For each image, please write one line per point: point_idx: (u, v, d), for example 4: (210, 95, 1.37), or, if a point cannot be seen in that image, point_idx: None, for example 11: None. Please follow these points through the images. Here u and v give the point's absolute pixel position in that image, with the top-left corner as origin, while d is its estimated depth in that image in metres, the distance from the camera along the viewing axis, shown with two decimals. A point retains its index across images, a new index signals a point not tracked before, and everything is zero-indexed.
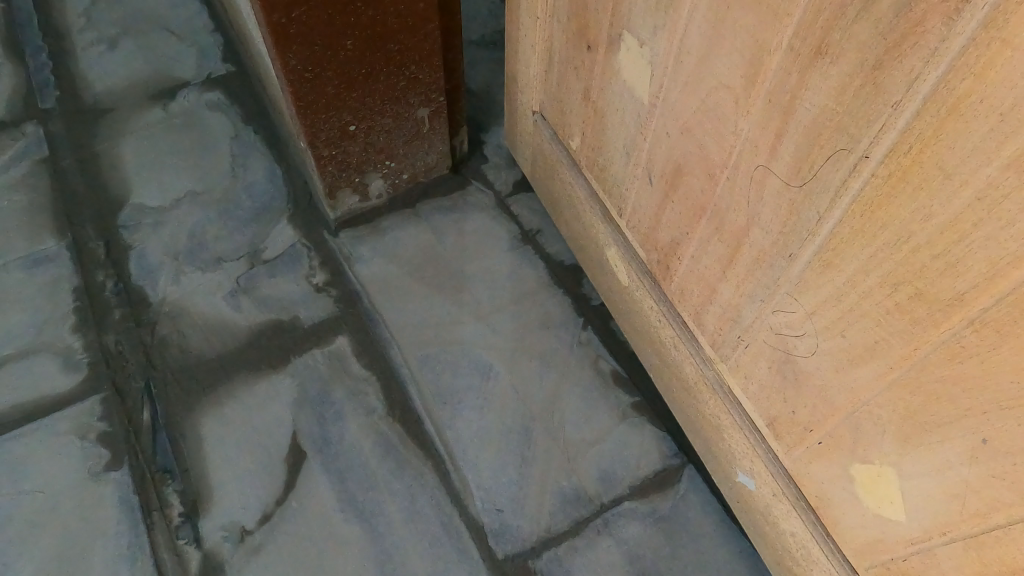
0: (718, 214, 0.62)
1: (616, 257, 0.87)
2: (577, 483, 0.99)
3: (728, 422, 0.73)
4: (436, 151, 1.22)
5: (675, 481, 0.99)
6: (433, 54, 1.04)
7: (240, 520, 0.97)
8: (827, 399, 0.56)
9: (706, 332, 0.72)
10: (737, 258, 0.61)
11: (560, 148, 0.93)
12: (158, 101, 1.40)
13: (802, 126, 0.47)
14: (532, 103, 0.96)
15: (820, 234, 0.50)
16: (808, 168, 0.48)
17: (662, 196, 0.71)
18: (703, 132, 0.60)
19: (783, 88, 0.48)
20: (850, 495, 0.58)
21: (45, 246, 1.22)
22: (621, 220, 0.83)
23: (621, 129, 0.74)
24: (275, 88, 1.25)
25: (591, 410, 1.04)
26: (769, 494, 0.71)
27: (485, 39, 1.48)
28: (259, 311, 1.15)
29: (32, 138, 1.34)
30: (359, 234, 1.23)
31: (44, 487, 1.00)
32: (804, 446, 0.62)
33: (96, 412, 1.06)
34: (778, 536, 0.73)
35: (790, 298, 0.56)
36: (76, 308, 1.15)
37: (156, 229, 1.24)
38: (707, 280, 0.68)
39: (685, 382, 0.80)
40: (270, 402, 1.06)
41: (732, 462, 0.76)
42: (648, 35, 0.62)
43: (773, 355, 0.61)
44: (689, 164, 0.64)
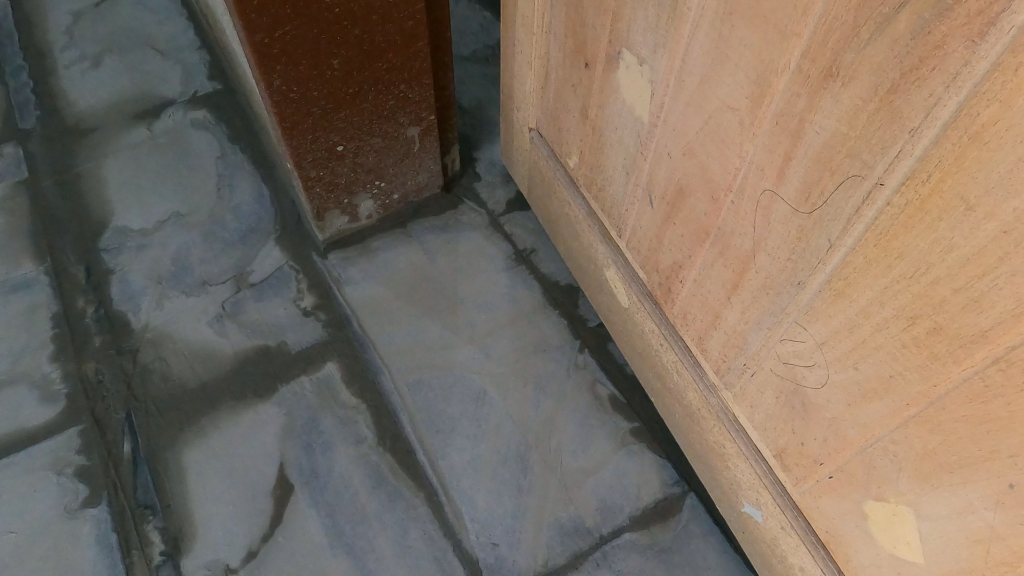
0: (722, 237, 0.60)
1: (615, 279, 0.85)
2: (575, 514, 0.96)
3: (733, 451, 0.71)
4: (427, 170, 1.20)
5: (677, 510, 0.96)
6: (422, 73, 1.02)
7: (224, 558, 0.93)
8: (838, 432, 0.54)
9: (709, 358, 0.70)
10: (742, 284, 0.59)
11: (557, 167, 0.91)
12: (143, 121, 1.38)
13: (811, 150, 0.46)
14: (528, 120, 0.94)
15: (831, 262, 0.48)
16: (818, 193, 0.47)
17: (663, 218, 0.69)
18: (706, 153, 0.58)
19: (792, 110, 0.46)
20: (863, 532, 0.56)
21: (23, 272, 1.18)
22: (620, 241, 0.82)
23: (620, 149, 0.73)
24: (262, 107, 1.22)
25: (589, 436, 1.02)
26: (777, 527, 0.68)
27: (477, 55, 1.47)
28: (246, 337, 1.12)
29: (12, 160, 1.31)
30: (348, 256, 1.20)
31: (18, 525, 0.96)
32: (813, 479, 0.60)
33: (74, 445, 1.02)
34: (786, 570, 0.70)
35: (799, 326, 0.54)
36: (54, 336, 1.12)
37: (139, 253, 1.21)
38: (710, 305, 0.66)
39: (688, 408, 0.78)
40: (258, 433, 1.03)
41: (737, 492, 0.74)
42: (648, 53, 0.60)
43: (781, 385, 0.59)
44: (692, 186, 0.62)
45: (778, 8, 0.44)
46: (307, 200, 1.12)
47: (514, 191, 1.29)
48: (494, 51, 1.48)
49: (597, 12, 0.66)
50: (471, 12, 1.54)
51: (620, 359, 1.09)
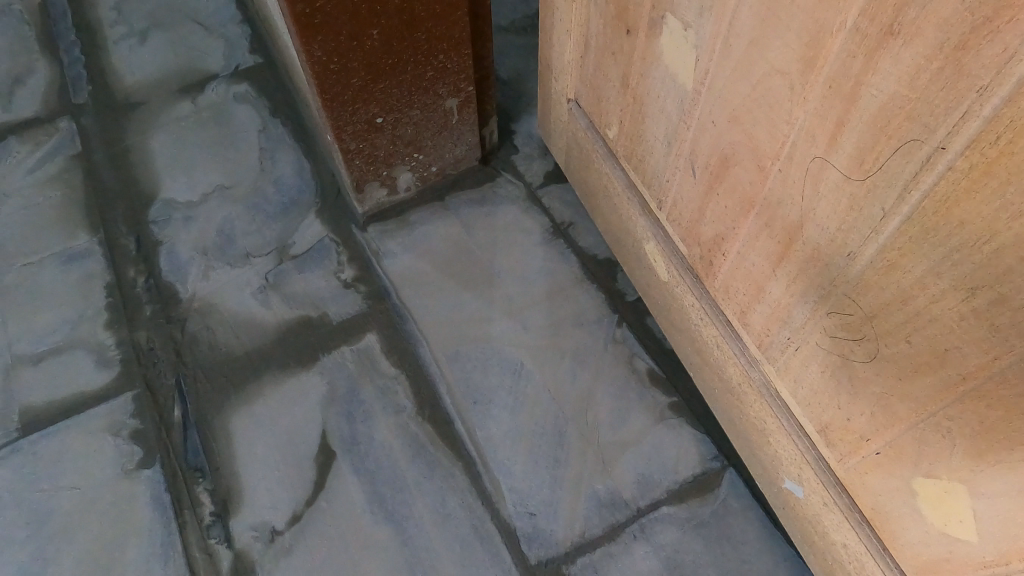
0: (768, 208, 0.58)
1: (655, 251, 0.84)
2: (612, 486, 0.96)
3: (775, 427, 0.70)
4: (465, 142, 1.20)
5: (715, 485, 0.96)
6: (462, 43, 1.01)
7: (271, 520, 0.97)
8: (887, 407, 0.52)
9: (752, 332, 0.69)
10: (789, 256, 0.57)
11: (596, 137, 0.90)
12: (188, 95, 1.40)
13: (867, 115, 0.44)
14: (567, 90, 0.93)
15: (885, 232, 0.46)
16: (873, 159, 0.45)
17: (706, 188, 0.67)
18: (754, 120, 0.56)
19: (847, 72, 0.44)
20: (912, 510, 0.55)
21: (78, 243, 1.23)
22: (661, 212, 0.80)
23: (662, 118, 0.71)
24: (302, 79, 1.23)
25: (626, 409, 1.02)
26: (819, 503, 0.67)
27: (515, 26, 1.45)
28: (288, 307, 1.14)
29: (66, 134, 1.35)
30: (387, 229, 1.21)
31: (79, 483, 1.01)
32: (859, 456, 0.58)
33: (128, 409, 1.06)
34: (828, 547, 0.69)
35: (848, 299, 0.52)
36: (108, 305, 1.16)
37: (186, 225, 1.24)
38: (754, 277, 0.64)
39: (728, 383, 0.77)
40: (300, 401, 1.05)
41: (778, 468, 0.73)
42: (693, 17, 0.59)
43: (826, 359, 0.58)
44: (737, 154, 0.60)
45: None
46: (347, 172, 1.12)
47: (552, 164, 1.28)
48: (532, 21, 1.46)
49: None
50: None
51: (658, 333, 1.08)
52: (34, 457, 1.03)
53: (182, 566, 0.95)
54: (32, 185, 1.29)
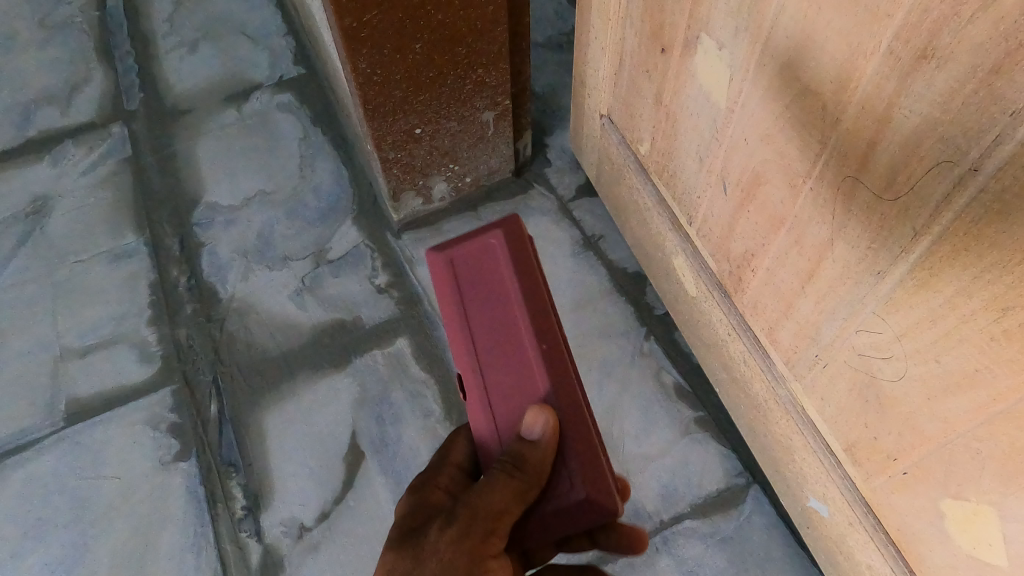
0: (798, 225, 0.58)
1: (684, 267, 0.84)
2: (636, 498, 0.97)
3: (801, 444, 0.70)
4: (499, 154, 1.22)
5: (740, 501, 0.96)
6: (500, 58, 1.03)
7: (300, 517, 1.00)
8: (915, 427, 0.52)
9: (780, 349, 0.69)
10: (818, 273, 0.58)
11: (628, 152, 0.91)
12: (233, 103, 1.45)
13: (899, 136, 0.44)
14: (600, 106, 0.94)
15: (915, 252, 0.47)
16: (905, 180, 0.45)
17: (737, 205, 0.68)
18: (786, 139, 0.57)
19: (880, 94, 0.45)
20: (940, 531, 0.54)
21: (125, 242, 1.28)
22: (691, 227, 0.81)
23: (694, 134, 0.72)
24: (343, 90, 1.27)
25: (652, 423, 1.02)
26: (844, 523, 0.67)
27: (552, 42, 1.47)
28: (322, 310, 1.17)
29: (118, 138, 1.41)
30: (420, 237, 1.24)
31: (119, 473, 1.05)
32: (886, 475, 0.58)
33: (167, 404, 1.10)
34: (851, 566, 0.69)
35: (877, 317, 0.52)
36: (151, 302, 1.20)
37: (228, 227, 1.28)
38: (783, 294, 0.65)
39: (754, 399, 0.77)
40: (331, 402, 1.08)
41: (803, 486, 0.73)
42: (728, 38, 0.60)
43: (854, 378, 0.57)
44: (769, 172, 0.60)
45: None
46: (384, 180, 1.15)
47: (584, 177, 1.29)
48: (568, 38, 1.48)
49: None
50: None
51: (686, 348, 1.08)
52: (78, 446, 1.07)
53: (213, 557, 0.99)
54: (85, 187, 1.35)
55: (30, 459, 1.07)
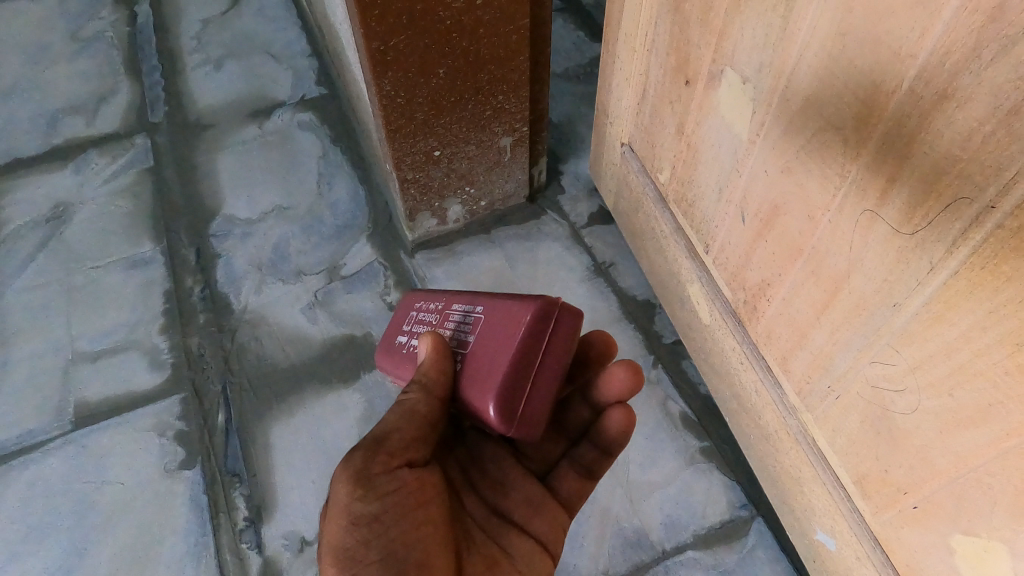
0: (815, 257, 0.59)
1: (698, 294, 0.85)
2: (639, 526, 0.98)
3: (810, 476, 0.70)
4: (514, 179, 1.24)
5: (743, 534, 0.96)
6: (520, 86, 1.05)
7: (301, 530, 1.00)
8: (928, 461, 0.52)
9: (792, 380, 0.69)
10: (834, 304, 0.58)
11: (647, 180, 0.92)
12: (256, 119, 1.48)
13: (918, 172, 0.45)
14: (621, 135, 0.96)
15: (931, 285, 0.47)
16: (924, 215, 0.46)
17: (754, 235, 0.69)
18: (806, 172, 0.58)
19: (900, 131, 0.46)
20: (949, 567, 0.54)
21: (142, 250, 1.30)
22: (707, 256, 0.82)
23: (714, 165, 0.73)
24: (366, 110, 1.29)
25: (657, 450, 1.03)
26: (851, 557, 0.67)
27: (570, 73, 1.50)
28: (334, 325, 1.19)
29: (141, 149, 1.44)
30: (433, 256, 1.26)
31: (124, 479, 1.06)
32: (896, 509, 0.58)
33: (174, 411, 1.11)
34: None
35: (892, 349, 0.53)
36: (165, 311, 1.22)
37: (244, 240, 1.30)
38: (798, 324, 0.65)
39: (764, 429, 0.77)
40: (339, 415, 1.09)
41: (810, 518, 0.73)
42: (753, 72, 0.61)
43: (867, 410, 0.58)
44: (788, 204, 0.62)
45: (892, 30, 0.44)
46: (401, 200, 1.17)
47: (597, 206, 1.31)
48: (586, 69, 1.51)
49: (702, 31, 0.67)
50: (567, 30, 1.58)
51: (693, 378, 1.10)
52: (84, 449, 1.08)
53: (213, 567, 0.99)
54: (106, 195, 1.37)
55: (35, 461, 1.08)
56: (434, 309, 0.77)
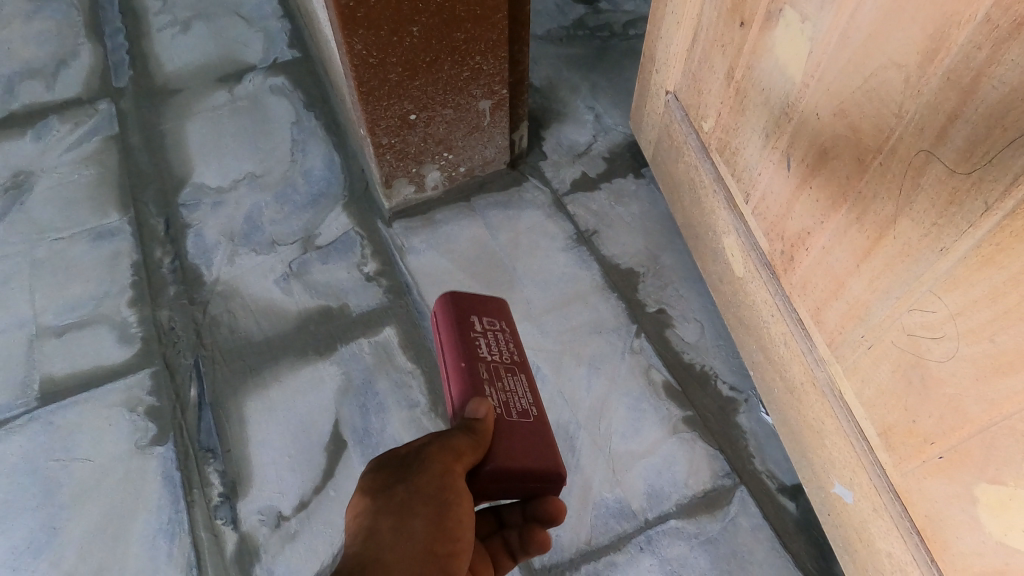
0: (862, 202, 0.60)
1: (734, 246, 0.86)
2: (621, 496, 0.98)
3: (833, 428, 0.71)
4: (494, 145, 1.22)
5: (726, 503, 0.97)
6: (499, 46, 1.03)
7: (277, 505, 0.97)
8: (959, 409, 0.53)
9: (823, 330, 0.70)
10: (877, 251, 0.59)
11: (690, 130, 0.93)
12: (226, 84, 1.42)
13: (984, 106, 0.45)
14: (667, 83, 0.97)
15: (984, 227, 0.48)
16: (982, 153, 0.46)
17: (798, 182, 0.69)
18: (861, 112, 0.58)
19: (969, 64, 0.46)
20: (971, 518, 0.54)
21: (108, 220, 1.23)
22: (745, 206, 0.82)
23: (763, 110, 0.74)
24: (339, 73, 1.25)
25: (640, 420, 1.03)
26: (868, 509, 0.68)
27: (551, 36, 1.48)
28: (309, 296, 1.15)
29: (105, 115, 1.36)
30: (412, 225, 1.23)
31: (93, 456, 1.01)
32: (919, 460, 0.59)
33: (145, 385, 1.07)
34: (871, 556, 0.70)
35: (933, 296, 0.53)
36: (133, 283, 1.16)
37: (215, 209, 1.25)
38: (835, 274, 0.66)
39: (790, 382, 0.78)
40: (316, 388, 1.06)
41: (829, 471, 0.74)
42: (812, 10, 0.61)
43: (900, 358, 0.59)
44: (837, 147, 0.62)
45: None
46: (377, 166, 1.14)
47: (580, 172, 1.29)
48: (567, 33, 1.48)
49: None
50: None
51: (676, 347, 1.10)
52: (51, 426, 1.03)
53: (187, 545, 0.95)
54: (68, 163, 1.30)
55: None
56: (504, 328, 0.79)
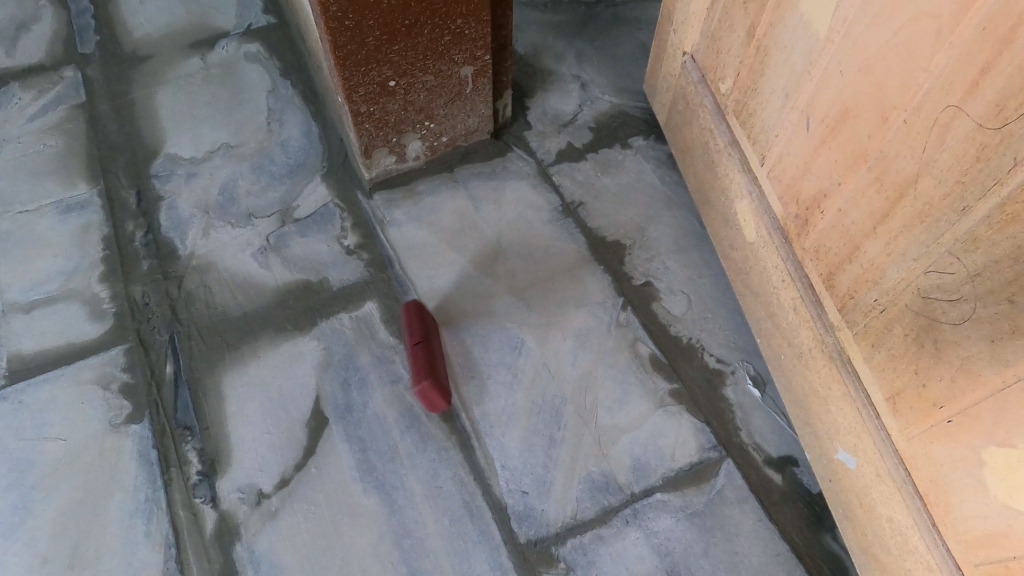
0: (882, 161, 0.60)
1: (746, 211, 0.87)
2: (607, 470, 0.97)
3: (839, 394, 0.72)
4: (477, 114, 1.19)
5: (712, 475, 0.97)
6: (480, 9, 0.99)
7: (258, 483, 0.95)
8: (972, 372, 0.54)
9: (835, 295, 0.72)
10: (896, 211, 0.60)
11: (706, 91, 0.93)
12: (198, 50, 1.36)
13: (1019, 59, 0.45)
14: (684, 44, 0.96)
15: (1009, 185, 0.48)
16: (1015, 106, 0.46)
17: (817, 143, 0.70)
18: (887, 69, 0.58)
19: (1006, 13, 0.45)
20: (976, 481, 0.55)
21: (76, 193, 1.18)
22: (761, 170, 0.83)
23: (784, 69, 0.74)
24: (314, 38, 1.20)
25: (626, 393, 1.03)
26: (871, 474, 0.69)
27: (536, 2, 1.45)
28: (288, 270, 1.12)
29: (71, 83, 1.30)
30: (393, 197, 1.20)
31: (66, 436, 0.97)
32: (926, 424, 0.60)
33: (119, 363, 1.03)
34: (871, 520, 0.71)
35: (952, 257, 0.54)
36: (105, 257, 1.12)
37: (189, 181, 1.20)
38: (852, 236, 0.67)
39: (798, 347, 0.79)
40: (296, 364, 1.04)
41: (833, 437, 0.75)
42: None
43: (913, 321, 0.59)
44: (860, 105, 0.62)
45: None
46: (355, 135, 1.11)
47: (566, 143, 1.27)
48: None
49: None
50: None
51: (664, 320, 1.09)
52: (22, 405, 0.99)
53: (165, 525, 0.92)
54: (33, 133, 1.24)
55: None
56: None
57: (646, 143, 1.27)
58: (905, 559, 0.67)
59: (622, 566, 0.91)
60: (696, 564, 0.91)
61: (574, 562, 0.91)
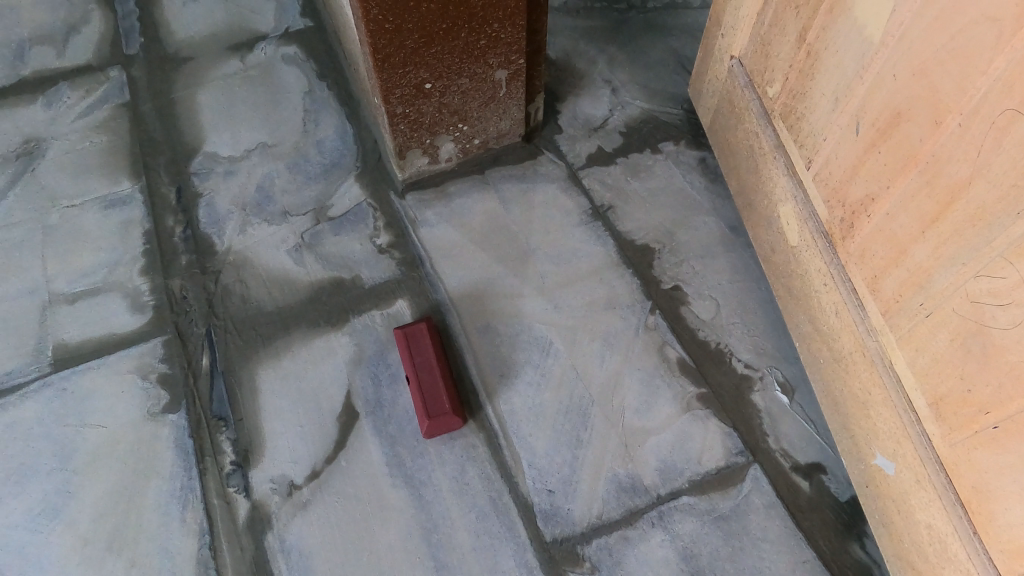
0: (934, 165, 0.61)
1: (789, 214, 0.87)
2: (633, 471, 0.98)
3: (880, 400, 0.72)
4: (510, 117, 1.21)
5: (738, 480, 0.97)
6: (517, 14, 1.00)
7: (290, 474, 0.97)
8: (1020, 377, 0.53)
9: (878, 299, 0.72)
10: (947, 215, 0.60)
11: (753, 94, 0.93)
12: (238, 52, 1.39)
13: None
14: (732, 48, 0.97)
15: None
16: None
17: (867, 146, 0.71)
18: (943, 72, 0.59)
19: None
20: (1020, 489, 0.55)
21: (119, 188, 1.21)
22: (806, 172, 0.83)
23: (836, 73, 0.74)
24: (353, 41, 1.23)
25: (653, 396, 1.03)
26: (911, 481, 0.69)
27: (568, 7, 1.46)
28: (321, 267, 1.14)
29: (116, 82, 1.34)
30: (425, 198, 1.22)
31: (107, 424, 1.00)
32: (972, 430, 0.60)
33: (158, 354, 1.06)
34: (908, 527, 0.71)
35: (1003, 261, 0.54)
36: (145, 251, 1.15)
37: (227, 178, 1.23)
38: (898, 241, 0.67)
39: (837, 352, 0.80)
40: (327, 360, 1.06)
41: (871, 443, 0.75)
42: None
43: (961, 326, 0.60)
44: (913, 109, 0.63)
45: None
46: (391, 136, 1.13)
47: (596, 146, 1.28)
48: (585, 5, 1.46)
49: None
50: None
51: (692, 324, 1.09)
52: (65, 392, 1.02)
53: (200, 512, 0.94)
54: (80, 130, 1.28)
55: (14, 404, 1.01)
56: None
57: (676, 148, 1.28)
58: (944, 566, 0.66)
59: (647, 567, 0.91)
60: (722, 568, 0.91)
61: (599, 562, 0.92)
